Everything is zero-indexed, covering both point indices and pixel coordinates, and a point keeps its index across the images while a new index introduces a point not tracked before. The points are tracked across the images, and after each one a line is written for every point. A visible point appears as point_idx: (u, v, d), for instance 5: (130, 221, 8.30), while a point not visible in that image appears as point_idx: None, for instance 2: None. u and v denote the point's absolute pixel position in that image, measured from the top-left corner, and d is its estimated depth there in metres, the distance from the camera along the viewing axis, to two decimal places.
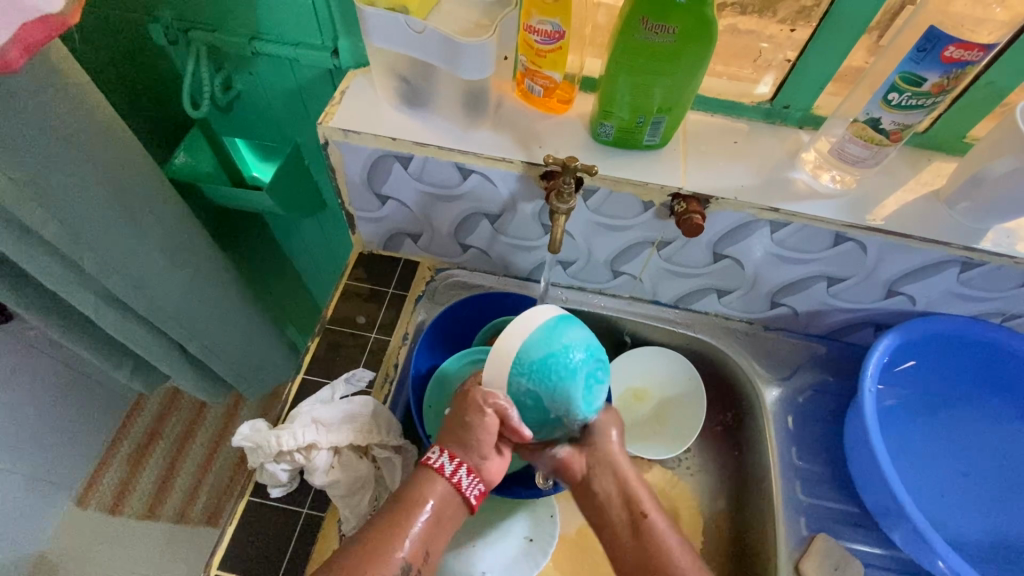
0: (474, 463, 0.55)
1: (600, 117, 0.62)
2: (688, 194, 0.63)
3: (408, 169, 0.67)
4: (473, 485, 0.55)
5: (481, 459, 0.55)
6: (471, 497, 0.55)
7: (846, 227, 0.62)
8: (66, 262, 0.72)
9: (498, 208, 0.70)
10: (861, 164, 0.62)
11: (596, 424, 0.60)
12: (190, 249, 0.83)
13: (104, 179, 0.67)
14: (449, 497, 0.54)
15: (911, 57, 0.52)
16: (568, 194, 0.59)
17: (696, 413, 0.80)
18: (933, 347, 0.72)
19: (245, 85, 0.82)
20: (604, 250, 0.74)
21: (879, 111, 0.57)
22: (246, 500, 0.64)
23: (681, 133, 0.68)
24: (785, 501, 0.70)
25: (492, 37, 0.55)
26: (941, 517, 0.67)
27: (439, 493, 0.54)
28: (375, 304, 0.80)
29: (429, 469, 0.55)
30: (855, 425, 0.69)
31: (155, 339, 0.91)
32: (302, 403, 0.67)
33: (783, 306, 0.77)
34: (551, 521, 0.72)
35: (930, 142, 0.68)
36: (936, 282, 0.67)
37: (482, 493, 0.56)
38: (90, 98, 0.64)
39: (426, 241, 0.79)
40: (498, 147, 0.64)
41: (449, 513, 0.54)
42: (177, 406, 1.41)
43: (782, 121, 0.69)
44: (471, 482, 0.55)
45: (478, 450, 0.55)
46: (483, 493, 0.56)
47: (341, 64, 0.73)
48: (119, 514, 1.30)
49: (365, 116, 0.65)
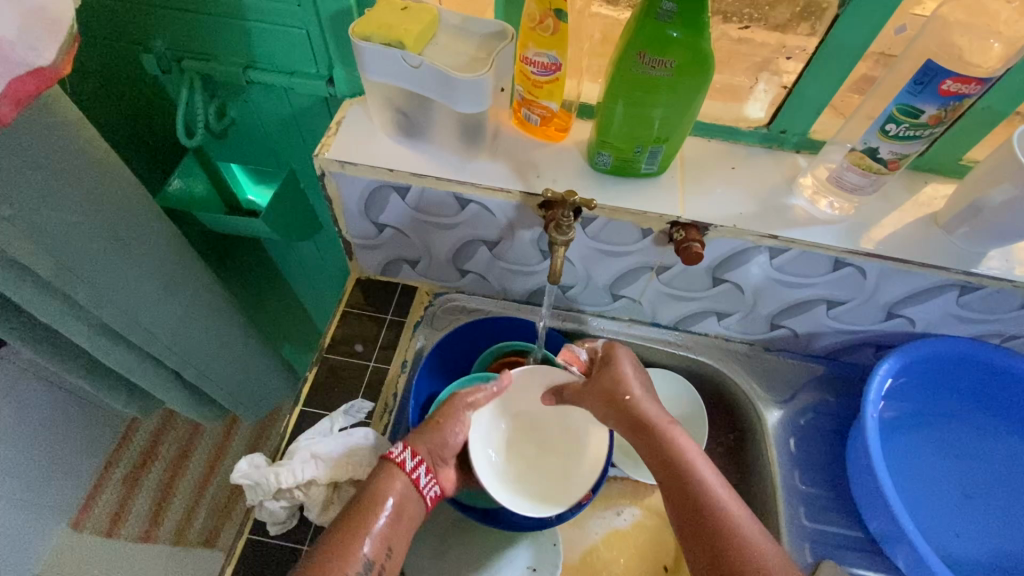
0: (430, 462, 0.60)
1: (598, 147, 0.62)
2: (687, 222, 0.62)
3: (405, 199, 0.67)
4: (430, 485, 0.58)
5: (437, 460, 0.61)
6: (427, 495, 0.58)
7: (845, 253, 0.62)
8: (57, 295, 0.72)
9: (495, 235, 0.70)
10: (859, 191, 0.62)
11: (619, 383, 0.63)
12: (184, 277, 0.82)
13: (95, 214, 0.66)
14: (408, 493, 0.56)
15: (908, 89, 0.52)
16: (567, 226, 0.58)
17: (700, 430, 0.79)
18: (933, 368, 0.71)
19: (240, 113, 0.82)
20: (603, 276, 0.73)
21: (876, 140, 0.57)
22: (246, 538, 0.64)
23: (678, 160, 0.67)
24: (789, 527, 0.70)
25: (488, 71, 0.55)
26: (944, 541, 0.67)
27: (398, 489, 0.56)
28: (373, 332, 0.79)
29: (390, 465, 0.57)
30: (857, 448, 0.69)
31: (149, 366, 0.90)
32: (301, 437, 0.66)
33: (783, 327, 0.76)
34: (553, 550, 0.72)
35: (928, 164, 0.68)
36: (934, 305, 0.67)
37: (436, 493, 0.60)
38: (80, 133, 0.63)
39: (424, 267, 0.78)
40: (496, 177, 0.63)
41: (408, 507, 0.56)
42: (171, 427, 1.39)
43: (779, 145, 0.69)
44: (428, 481, 0.58)
45: (437, 450, 0.61)
46: (438, 495, 0.60)
47: (337, 92, 0.72)
48: (114, 541, 1.28)
49: (360, 147, 0.65)
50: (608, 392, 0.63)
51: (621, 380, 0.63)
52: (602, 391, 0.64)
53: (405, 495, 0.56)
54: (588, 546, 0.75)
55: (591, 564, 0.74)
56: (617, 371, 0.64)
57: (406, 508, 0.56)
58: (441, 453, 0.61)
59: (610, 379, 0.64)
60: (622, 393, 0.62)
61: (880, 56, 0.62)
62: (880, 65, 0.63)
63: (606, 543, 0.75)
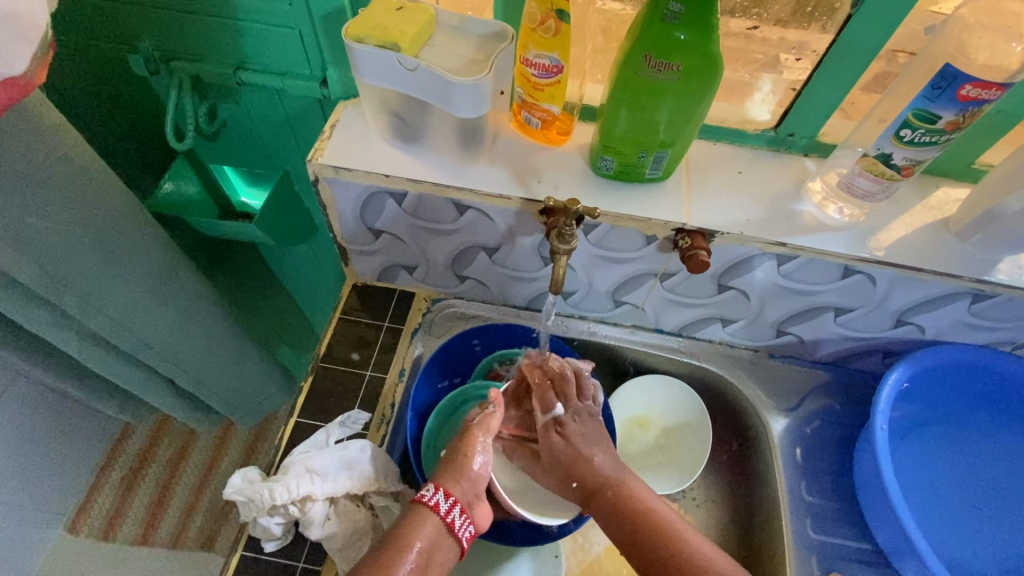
0: (464, 502, 0.58)
1: (601, 151, 0.60)
2: (693, 229, 0.60)
3: (402, 205, 0.65)
4: (465, 527, 0.56)
5: (471, 498, 0.59)
6: (463, 538, 0.56)
7: (855, 261, 0.61)
8: (45, 304, 0.70)
9: (495, 242, 0.68)
10: (871, 198, 0.60)
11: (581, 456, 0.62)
12: (177, 284, 0.80)
13: (82, 221, 0.64)
14: (439, 537, 0.54)
15: (924, 95, 0.51)
16: (569, 235, 0.56)
17: (705, 438, 0.78)
18: (944, 376, 0.70)
19: (231, 114, 0.79)
20: (605, 282, 0.71)
21: (890, 146, 0.55)
22: (239, 555, 0.62)
23: (683, 164, 0.65)
24: (795, 538, 0.69)
25: (488, 74, 0.53)
26: (953, 555, 0.66)
27: (429, 533, 0.54)
28: (370, 339, 0.77)
29: (423, 507, 0.55)
30: (865, 458, 0.67)
31: (142, 373, 0.88)
32: (296, 450, 0.64)
33: (789, 334, 0.75)
34: (555, 562, 0.70)
35: (939, 168, 0.66)
36: (945, 313, 0.66)
37: (471, 534, 0.57)
38: (65, 138, 0.61)
39: (422, 273, 0.76)
40: (495, 182, 0.61)
41: (438, 554, 0.54)
42: (167, 430, 1.37)
43: (786, 149, 0.68)
44: (463, 523, 0.56)
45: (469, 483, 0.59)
46: (473, 535, 0.57)
47: (330, 94, 0.70)
48: (109, 545, 1.26)
49: (356, 152, 0.63)
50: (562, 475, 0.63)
51: (572, 453, 0.62)
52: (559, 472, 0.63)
53: (434, 539, 0.54)
54: (590, 557, 0.74)
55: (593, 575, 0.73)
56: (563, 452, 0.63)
57: (435, 556, 0.53)
58: (475, 492, 0.59)
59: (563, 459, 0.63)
60: (571, 478, 0.62)
61: (893, 57, 0.60)
62: (895, 62, 0.60)
63: (609, 554, 0.74)
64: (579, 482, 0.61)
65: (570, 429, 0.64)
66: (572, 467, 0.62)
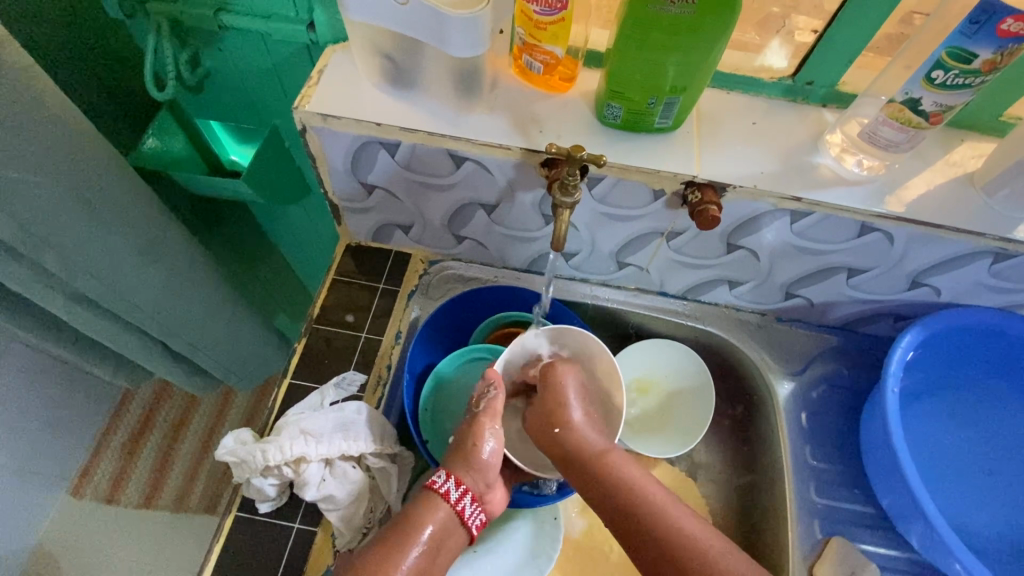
0: (475, 491, 0.57)
1: (608, 98, 0.56)
2: (703, 182, 0.57)
3: (395, 156, 0.61)
4: (476, 515, 0.56)
5: (483, 488, 0.58)
6: (472, 526, 0.56)
7: (872, 218, 0.58)
8: (26, 262, 0.67)
9: (494, 198, 0.64)
10: (894, 148, 0.57)
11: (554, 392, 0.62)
12: (165, 242, 0.77)
13: (57, 174, 0.61)
14: (449, 523, 0.55)
15: (962, 30, 0.47)
16: (573, 186, 0.53)
17: (706, 390, 0.77)
18: (958, 340, 0.67)
19: (215, 62, 0.75)
20: (609, 242, 0.68)
21: (919, 90, 0.51)
22: (233, 516, 0.61)
23: (694, 114, 0.61)
24: (799, 503, 0.68)
25: (485, 8, 0.49)
26: (962, 519, 0.65)
27: (439, 519, 0.54)
28: (365, 301, 0.75)
29: (433, 494, 0.56)
30: (874, 422, 0.66)
31: (133, 335, 0.86)
32: (290, 412, 0.63)
33: (799, 297, 0.72)
34: (554, 524, 0.69)
35: (965, 121, 0.62)
36: (964, 273, 0.63)
37: (482, 522, 0.58)
38: (36, 81, 0.57)
39: (418, 232, 0.73)
40: (495, 132, 0.58)
41: (447, 540, 0.54)
42: (167, 396, 1.36)
43: (804, 99, 0.63)
44: (474, 511, 0.56)
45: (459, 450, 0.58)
46: (483, 523, 0.57)
47: (318, 38, 0.67)
48: (113, 507, 1.27)
49: (344, 98, 0.59)
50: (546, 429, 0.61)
51: (553, 402, 0.62)
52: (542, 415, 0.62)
53: (445, 526, 0.54)
54: (589, 520, 0.74)
55: (592, 538, 0.73)
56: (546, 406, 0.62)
57: (447, 542, 0.54)
58: (486, 482, 0.58)
59: (546, 409, 0.62)
60: (553, 425, 0.60)
61: (911, 19, 0.58)
62: (910, 22, 0.58)
63: None
64: (563, 428, 0.60)
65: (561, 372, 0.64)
66: (550, 415, 0.61)
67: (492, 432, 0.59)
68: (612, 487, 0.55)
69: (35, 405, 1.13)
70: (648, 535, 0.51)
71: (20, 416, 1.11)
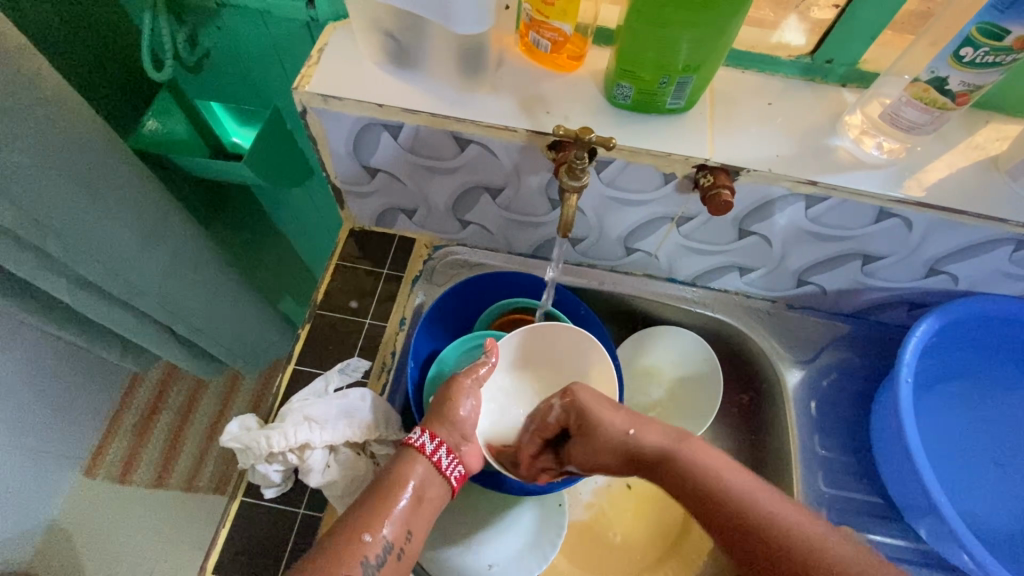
0: (451, 443, 0.57)
1: (617, 78, 0.54)
2: (716, 165, 0.55)
3: (397, 139, 0.59)
4: (454, 466, 0.56)
5: (459, 439, 0.57)
6: (452, 478, 0.56)
7: (891, 203, 0.56)
8: (29, 247, 0.67)
9: (499, 181, 0.63)
10: (917, 130, 0.54)
11: (610, 420, 0.58)
12: (166, 227, 0.76)
13: (54, 158, 0.60)
14: (429, 476, 0.54)
15: (993, 4, 0.44)
16: (580, 170, 0.51)
17: (713, 371, 0.75)
18: (975, 329, 0.66)
19: (213, 41, 0.74)
20: (617, 226, 0.67)
21: (946, 69, 0.49)
22: (239, 501, 0.61)
23: (708, 94, 0.59)
24: (806, 492, 0.67)
25: None
26: (975, 511, 0.64)
27: (419, 472, 0.53)
28: (369, 286, 0.74)
29: (409, 450, 0.55)
30: (886, 410, 0.64)
31: (137, 319, 0.86)
32: (293, 399, 0.63)
33: (811, 284, 0.70)
34: (559, 512, 0.68)
35: (991, 102, 0.59)
36: (983, 261, 0.61)
37: (461, 474, 0.57)
38: (32, 62, 0.56)
39: (421, 217, 0.72)
40: (500, 113, 0.56)
41: (430, 491, 0.54)
42: (176, 379, 1.37)
43: (822, 78, 0.61)
44: (451, 462, 0.56)
45: (459, 429, 0.57)
46: (464, 475, 0.57)
47: (318, 15, 0.65)
48: (125, 487, 1.29)
49: (346, 78, 0.57)
50: (611, 441, 0.57)
51: (606, 424, 0.58)
52: (602, 435, 0.58)
53: (424, 480, 0.54)
54: (593, 508, 0.74)
55: (596, 524, 0.73)
56: (603, 417, 0.58)
57: (427, 493, 0.54)
58: (463, 434, 0.58)
59: (605, 429, 0.58)
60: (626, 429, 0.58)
61: None
62: None
63: (612, 503, 0.74)
64: (637, 428, 0.58)
65: (587, 397, 0.60)
66: (615, 433, 0.57)
67: (471, 392, 0.60)
68: (693, 477, 0.53)
69: (46, 388, 1.14)
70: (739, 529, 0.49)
71: (32, 399, 1.12)
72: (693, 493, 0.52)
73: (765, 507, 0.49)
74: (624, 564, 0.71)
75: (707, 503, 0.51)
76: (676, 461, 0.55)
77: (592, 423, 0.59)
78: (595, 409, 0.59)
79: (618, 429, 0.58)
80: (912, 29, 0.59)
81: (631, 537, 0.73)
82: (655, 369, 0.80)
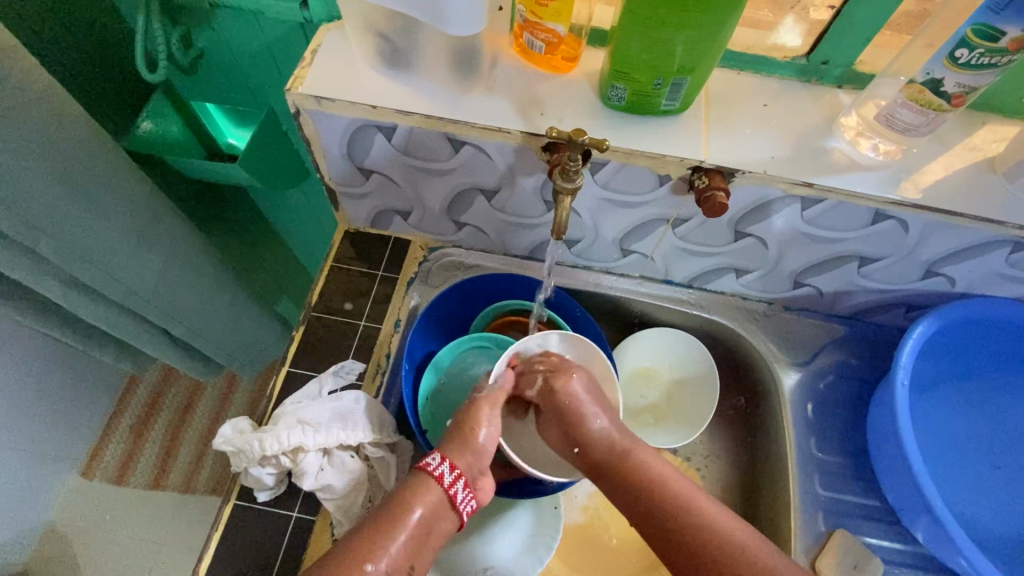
0: (469, 476, 0.56)
1: (612, 79, 0.54)
2: (711, 167, 0.55)
3: (391, 140, 0.59)
4: (468, 502, 0.54)
5: (476, 473, 0.56)
6: (462, 513, 0.54)
7: (887, 204, 0.55)
8: (22, 249, 0.66)
9: (494, 183, 0.62)
10: (912, 132, 0.54)
11: (585, 404, 0.58)
12: (160, 228, 0.76)
13: (47, 159, 0.60)
14: (440, 509, 0.52)
15: (988, 6, 0.44)
16: (574, 171, 0.51)
17: (709, 373, 0.75)
18: (972, 331, 0.65)
19: (207, 42, 0.74)
20: (613, 228, 0.66)
21: (942, 70, 0.49)
22: (232, 503, 0.61)
23: (703, 96, 0.59)
24: (802, 496, 0.67)
25: None
26: (972, 514, 0.64)
27: (430, 504, 0.52)
28: (364, 288, 0.74)
29: (427, 477, 0.54)
30: (883, 413, 0.64)
31: (132, 321, 0.85)
32: (287, 401, 0.63)
33: (808, 286, 0.70)
34: (554, 514, 0.69)
35: (987, 103, 0.59)
36: (979, 263, 0.61)
37: (472, 509, 0.56)
38: (24, 63, 0.55)
39: (417, 218, 0.72)
40: (494, 115, 0.55)
41: (437, 526, 0.52)
42: (173, 380, 1.37)
43: (818, 79, 0.61)
44: (465, 497, 0.54)
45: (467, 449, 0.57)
46: (474, 510, 0.56)
47: (312, 16, 0.65)
48: (121, 488, 1.29)
49: (340, 80, 0.57)
50: (576, 427, 0.58)
51: (575, 412, 0.58)
52: (570, 419, 0.58)
53: (433, 514, 0.52)
54: (589, 510, 0.74)
55: (591, 527, 0.73)
56: (575, 403, 0.58)
57: (435, 528, 0.52)
58: (480, 467, 0.57)
59: (573, 417, 0.58)
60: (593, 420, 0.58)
61: None
62: None
63: (608, 506, 0.74)
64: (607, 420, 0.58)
65: (567, 378, 0.60)
66: (580, 421, 0.58)
67: (488, 420, 0.59)
68: (646, 481, 0.53)
69: (42, 390, 1.13)
70: (681, 536, 0.50)
71: (28, 401, 1.11)
72: (643, 497, 0.53)
73: (709, 514, 0.50)
74: (619, 567, 0.71)
75: (655, 508, 0.52)
76: (630, 463, 0.55)
77: (562, 405, 0.59)
78: (570, 391, 0.59)
79: (586, 418, 0.58)
80: (910, 29, 0.59)
81: (626, 539, 0.72)
82: (653, 373, 0.79)
